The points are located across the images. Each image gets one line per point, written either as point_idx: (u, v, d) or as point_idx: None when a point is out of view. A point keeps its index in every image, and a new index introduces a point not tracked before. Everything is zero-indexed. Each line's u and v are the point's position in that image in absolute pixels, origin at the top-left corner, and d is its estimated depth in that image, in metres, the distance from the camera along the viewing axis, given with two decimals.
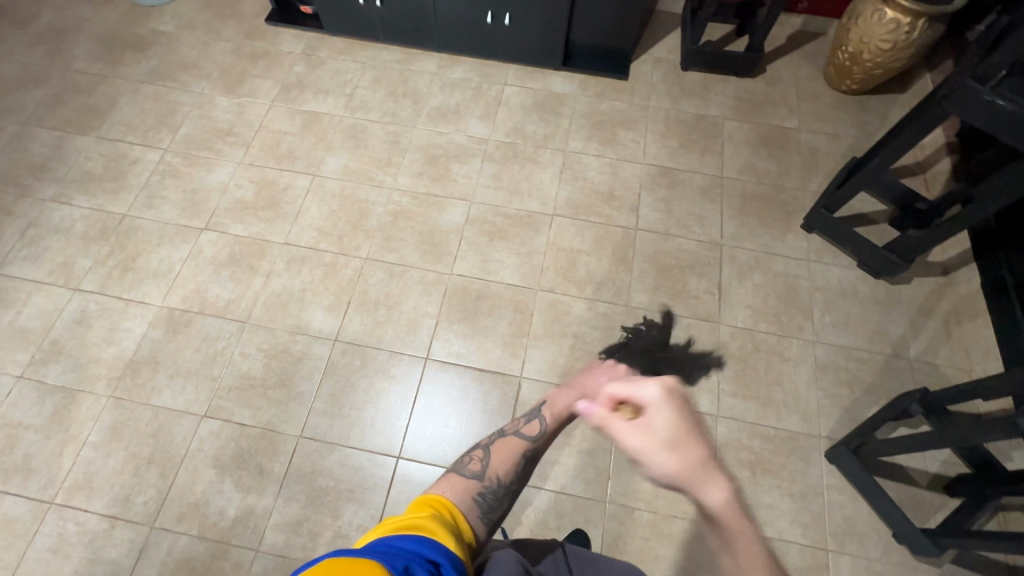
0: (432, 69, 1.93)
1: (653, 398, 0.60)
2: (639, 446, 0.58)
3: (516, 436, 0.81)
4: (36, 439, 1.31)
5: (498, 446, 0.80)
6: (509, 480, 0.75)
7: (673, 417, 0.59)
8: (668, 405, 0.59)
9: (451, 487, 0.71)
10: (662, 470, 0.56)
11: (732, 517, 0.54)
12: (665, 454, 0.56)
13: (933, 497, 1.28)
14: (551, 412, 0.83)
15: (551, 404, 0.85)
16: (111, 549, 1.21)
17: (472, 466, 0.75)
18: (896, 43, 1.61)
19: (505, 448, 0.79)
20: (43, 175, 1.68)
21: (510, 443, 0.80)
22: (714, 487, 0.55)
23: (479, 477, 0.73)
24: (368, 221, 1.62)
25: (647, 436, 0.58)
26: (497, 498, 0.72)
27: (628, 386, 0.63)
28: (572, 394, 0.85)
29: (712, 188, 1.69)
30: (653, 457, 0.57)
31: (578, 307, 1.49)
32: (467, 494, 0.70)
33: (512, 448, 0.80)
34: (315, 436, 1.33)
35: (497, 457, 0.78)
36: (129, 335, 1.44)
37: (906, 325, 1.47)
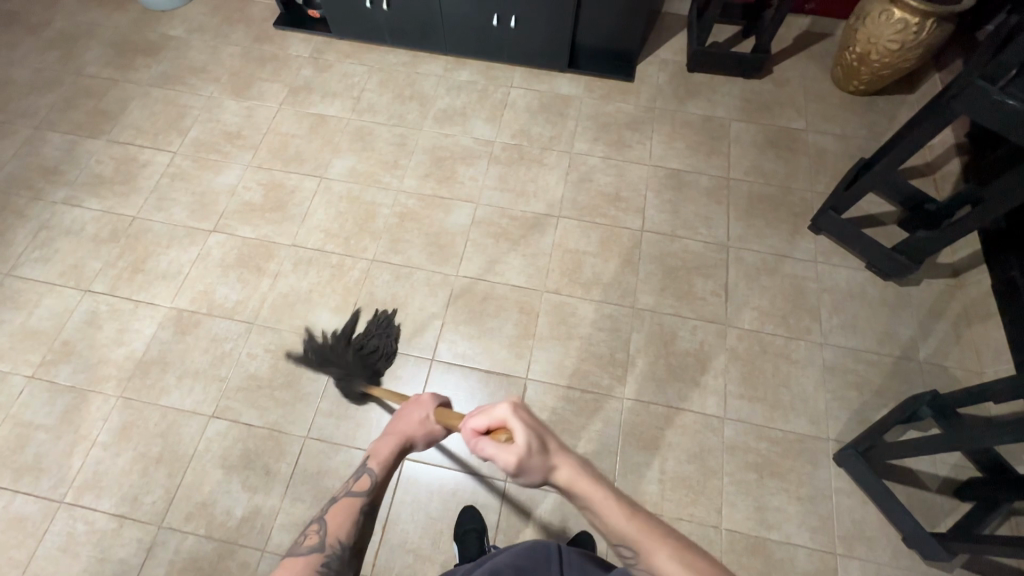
0: (438, 72, 1.94)
1: (505, 414, 0.68)
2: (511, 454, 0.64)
3: (350, 497, 0.79)
4: (47, 438, 1.33)
5: (334, 510, 0.78)
6: (352, 539, 0.75)
7: (531, 428, 0.66)
8: (517, 414, 0.68)
9: (290, 571, 0.68)
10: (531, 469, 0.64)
11: (586, 482, 0.64)
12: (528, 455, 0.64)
13: (944, 501, 1.26)
14: (377, 461, 0.81)
15: (374, 454, 0.83)
16: (120, 548, 1.22)
17: (309, 542, 0.72)
18: (904, 43, 1.60)
19: (343, 510, 0.78)
20: (55, 178, 1.70)
21: (345, 505, 0.78)
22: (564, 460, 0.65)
23: (319, 550, 0.72)
24: (375, 223, 1.63)
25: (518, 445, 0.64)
26: (342, 564, 0.71)
27: (486, 412, 0.70)
28: (394, 438, 0.84)
29: (718, 189, 1.68)
30: (519, 462, 0.64)
31: (583, 309, 1.49)
32: (309, 570, 0.69)
33: (349, 509, 0.78)
34: (321, 437, 1.33)
35: (335, 522, 0.76)
36: (139, 336, 1.46)
37: (915, 327, 1.46)
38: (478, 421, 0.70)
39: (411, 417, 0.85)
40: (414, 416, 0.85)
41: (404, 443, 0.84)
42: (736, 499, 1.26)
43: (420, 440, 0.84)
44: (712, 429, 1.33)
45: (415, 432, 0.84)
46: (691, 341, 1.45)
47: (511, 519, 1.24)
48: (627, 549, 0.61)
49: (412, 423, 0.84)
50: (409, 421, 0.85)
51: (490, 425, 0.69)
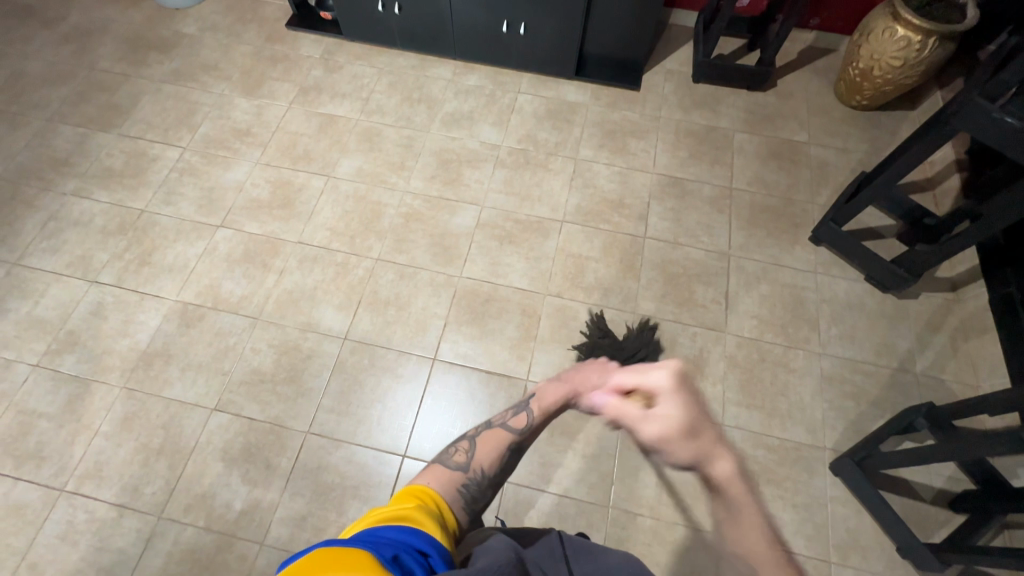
0: (447, 76, 1.96)
1: (661, 384, 0.70)
2: (663, 413, 0.67)
3: (503, 427, 0.80)
4: (49, 427, 1.34)
5: (485, 435, 0.79)
6: (494, 471, 0.75)
7: (688, 408, 0.67)
8: (679, 389, 0.68)
9: (434, 478, 0.70)
10: (675, 446, 0.64)
11: (735, 485, 0.60)
12: (674, 429, 0.65)
13: (938, 512, 1.27)
14: (540, 404, 0.83)
15: (538, 397, 0.84)
16: (119, 538, 1.22)
17: (457, 458, 0.74)
18: (906, 60, 1.63)
19: (492, 438, 0.79)
20: (66, 169, 1.72)
21: (497, 435, 0.79)
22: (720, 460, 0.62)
23: (463, 469, 0.73)
24: (381, 222, 1.64)
25: (667, 419, 0.67)
26: (481, 491, 0.71)
27: (639, 376, 0.74)
28: (563, 386, 0.85)
29: (721, 198, 1.70)
30: (664, 432, 0.66)
31: (585, 312, 1.50)
32: (452, 484, 0.69)
33: (500, 439, 0.79)
34: (322, 432, 1.34)
35: (484, 448, 0.77)
36: (143, 328, 1.47)
37: (913, 339, 1.48)
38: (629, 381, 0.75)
39: (589, 377, 0.84)
40: (591, 375, 0.84)
41: (570, 395, 0.84)
42: None
43: (586, 400, 0.83)
44: None
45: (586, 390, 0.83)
46: (691, 347, 1.46)
47: (510, 518, 1.25)
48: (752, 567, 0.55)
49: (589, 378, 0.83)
50: (584, 378, 0.85)
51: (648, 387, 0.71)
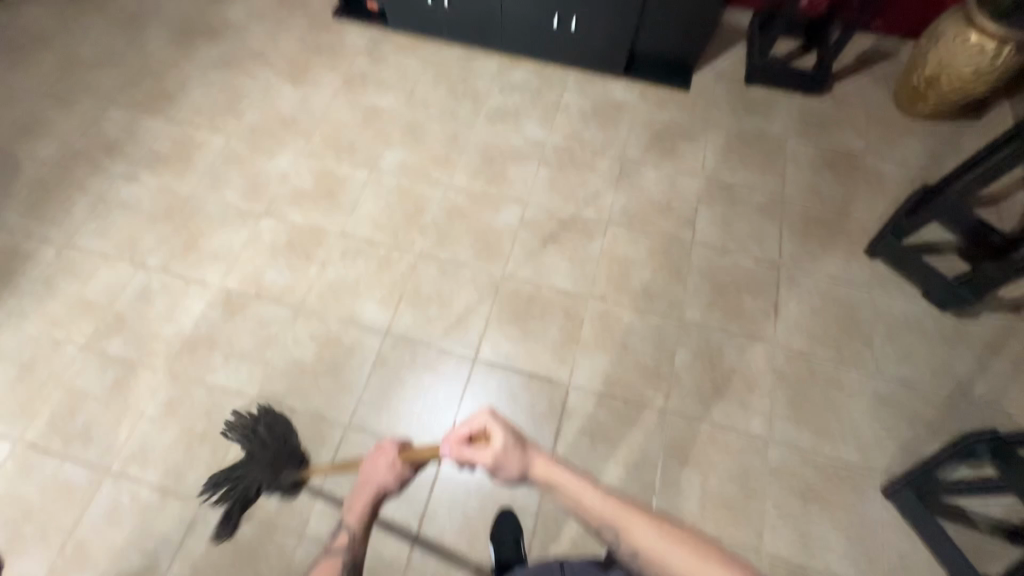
0: (492, 70, 1.93)
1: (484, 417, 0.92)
2: (493, 451, 0.87)
3: (336, 553, 0.94)
4: (96, 407, 1.35)
5: (322, 564, 0.93)
6: None
7: (508, 428, 0.89)
8: (498, 421, 0.90)
9: None
10: (511, 462, 0.85)
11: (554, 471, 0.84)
12: (510, 452, 0.86)
13: (996, 544, 1.22)
14: (352, 516, 0.99)
15: (349, 511, 1.00)
16: (162, 522, 1.24)
17: None
18: (979, 68, 1.56)
19: (327, 567, 0.92)
20: (115, 152, 1.74)
21: (334, 561, 0.93)
22: (539, 459, 0.86)
23: None
24: (424, 218, 1.63)
25: (501, 446, 0.86)
26: None
27: (469, 421, 0.93)
28: (366, 493, 1.01)
29: (772, 206, 1.65)
30: (501, 455, 0.86)
31: (629, 318, 1.47)
32: None
33: (334, 564, 0.92)
34: (362, 428, 1.34)
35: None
36: (188, 314, 1.48)
37: (973, 361, 1.42)
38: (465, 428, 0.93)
39: (376, 471, 1.03)
40: (380, 469, 1.03)
41: (378, 495, 1.02)
42: (778, 525, 1.24)
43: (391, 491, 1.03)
44: (756, 451, 1.31)
45: (387, 485, 1.01)
46: (738, 358, 1.42)
47: (548, 524, 1.24)
48: (603, 522, 0.78)
49: (380, 475, 1.01)
50: (376, 474, 1.02)
51: (475, 430, 0.92)
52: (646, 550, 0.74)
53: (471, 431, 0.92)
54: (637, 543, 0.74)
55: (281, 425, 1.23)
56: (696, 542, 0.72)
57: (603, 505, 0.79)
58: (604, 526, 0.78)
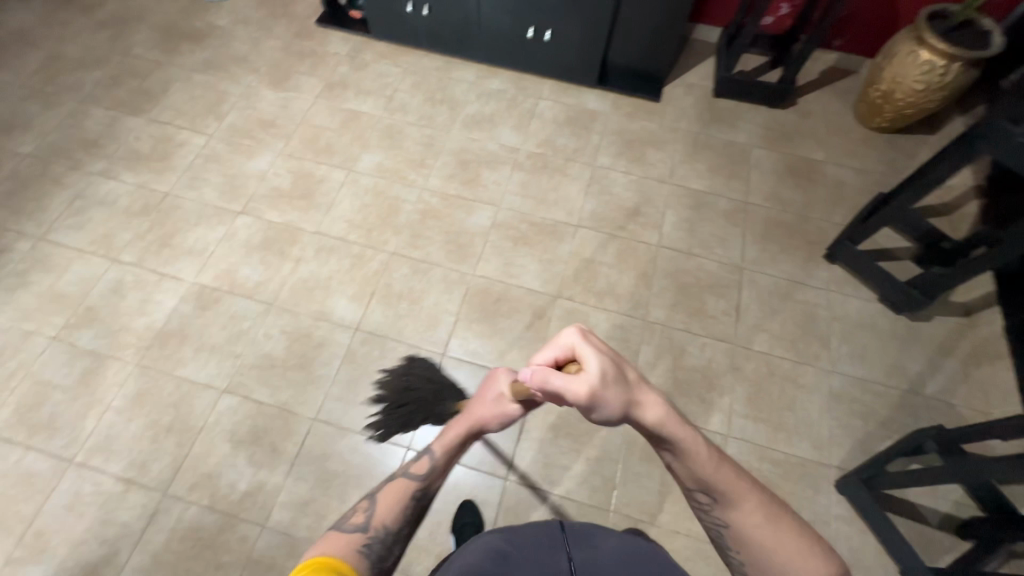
0: (470, 79, 1.99)
1: (574, 340, 0.70)
2: (590, 383, 0.65)
3: (406, 477, 0.81)
4: (63, 398, 1.36)
5: (388, 488, 0.81)
6: (400, 523, 0.76)
7: (610, 357, 0.69)
8: (593, 343, 0.69)
9: (332, 544, 0.70)
10: (611, 402, 0.66)
11: (672, 427, 0.69)
12: (610, 388, 0.66)
13: (944, 537, 1.26)
14: (441, 443, 0.85)
15: (439, 437, 0.87)
16: (124, 512, 1.24)
17: (355, 520, 0.74)
18: (929, 84, 1.64)
19: (393, 492, 0.80)
20: (95, 150, 1.76)
21: (400, 484, 0.81)
22: (650, 399, 0.68)
23: (363, 528, 0.73)
24: (398, 218, 1.66)
25: (600, 381, 0.66)
26: (388, 545, 0.73)
27: (554, 344, 0.72)
28: (465, 423, 0.88)
29: (736, 212, 1.71)
30: (600, 393, 0.65)
31: (595, 317, 1.51)
32: (352, 545, 0.70)
33: (403, 488, 0.80)
34: (329, 420, 1.35)
35: (385, 504, 0.78)
36: (160, 308, 1.49)
37: (925, 361, 1.47)
38: (548, 354, 0.72)
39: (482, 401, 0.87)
40: (488, 399, 0.87)
41: (474, 427, 0.87)
42: None
43: (493, 424, 0.86)
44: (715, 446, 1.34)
45: (488, 420, 0.86)
46: (700, 357, 1.46)
47: (510, 516, 1.26)
48: (706, 491, 0.72)
49: (485, 407, 0.86)
50: (481, 406, 0.87)
51: (563, 355, 0.71)
52: (751, 523, 0.71)
53: (558, 357, 0.72)
54: (743, 521, 0.71)
55: (424, 369, 1.28)
56: (795, 525, 0.70)
57: (713, 475, 0.72)
58: (705, 492, 0.72)
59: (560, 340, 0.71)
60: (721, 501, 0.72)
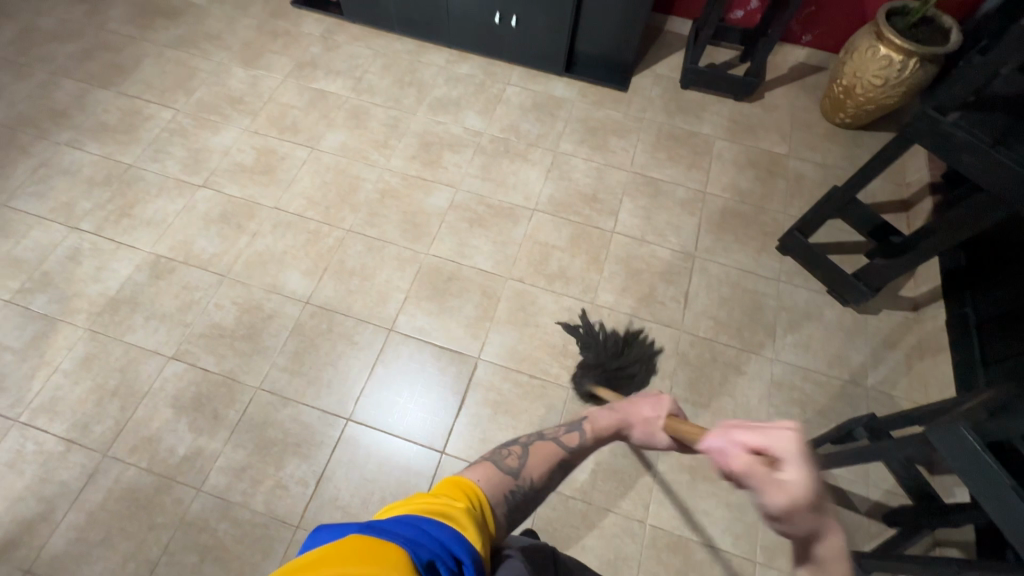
0: (440, 63, 2.01)
1: (789, 446, 0.56)
2: (784, 490, 0.52)
3: (555, 442, 0.77)
4: (12, 359, 1.38)
5: (539, 445, 0.76)
6: (543, 484, 0.71)
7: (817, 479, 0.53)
8: (805, 457, 0.55)
9: (484, 476, 0.66)
10: (793, 519, 0.51)
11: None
12: (806, 510, 0.51)
13: (871, 524, 1.27)
14: (594, 427, 0.79)
15: (592, 419, 0.81)
16: (64, 471, 1.26)
17: (509, 462, 0.70)
18: (887, 79, 1.64)
19: (545, 450, 0.74)
20: (62, 120, 1.78)
21: (549, 448, 0.75)
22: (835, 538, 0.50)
23: (515, 473, 0.69)
24: (357, 196, 1.68)
25: (797, 497, 0.51)
26: (529, 500, 0.68)
27: (762, 435, 0.60)
28: (615, 417, 0.82)
29: (694, 201, 1.72)
30: (788, 504, 0.51)
31: (544, 299, 1.52)
32: (500, 488, 0.65)
33: (551, 451, 0.75)
34: (272, 390, 1.37)
35: (536, 457, 0.73)
36: (114, 275, 1.51)
37: (868, 353, 1.48)
38: (754, 439, 0.60)
39: (640, 410, 0.84)
40: (645, 411, 0.83)
41: (620, 426, 0.82)
42: (665, 498, 1.28)
43: (638, 435, 0.82)
44: None
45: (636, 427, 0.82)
46: None
47: None
48: None
49: (640, 415, 0.83)
50: (639, 413, 0.83)
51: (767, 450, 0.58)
52: None
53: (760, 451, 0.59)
54: None
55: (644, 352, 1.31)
56: None
57: None
58: None
59: (767, 428, 0.60)
60: None
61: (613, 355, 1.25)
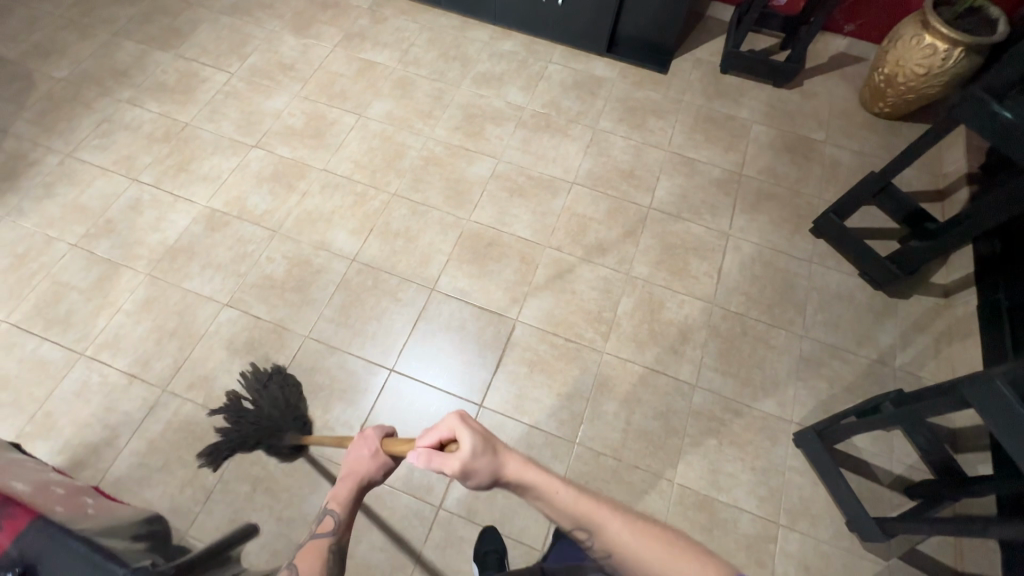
0: (484, 39, 2.05)
1: (453, 425, 0.72)
2: (460, 460, 0.69)
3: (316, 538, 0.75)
4: (79, 298, 1.47)
5: (302, 554, 0.73)
6: None
7: (479, 431, 0.71)
8: (468, 424, 0.72)
9: None
10: (482, 468, 0.70)
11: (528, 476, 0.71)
12: (485, 458, 0.70)
13: (894, 496, 1.31)
14: (336, 501, 0.78)
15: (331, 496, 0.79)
16: (126, 402, 1.34)
17: None
18: (930, 69, 1.66)
19: (308, 553, 0.73)
20: (124, 80, 1.86)
21: (315, 547, 0.74)
22: (512, 459, 0.71)
23: None
24: (402, 162, 1.74)
25: (471, 454, 0.69)
26: None
27: (435, 429, 0.73)
28: (349, 482, 0.80)
29: (729, 182, 1.75)
30: (472, 465, 0.69)
31: (580, 267, 1.57)
32: None
33: (317, 550, 0.74)
34: (320, 338, 1.44)
35: (304, 564, 0.71)
36: (173, 226, 1.59)
37: (897, 335, 1.51)
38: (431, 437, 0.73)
39: (357, 457, 0.82)
40: (360, 454, 0.82)
41: (361, 484, 0.80)
42: (693, 459, 1.33)
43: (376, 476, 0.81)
44: (682, 392, 1.41)
45: (375, 472, 0.81)
46: (677, 312, 1.52)
47: None
48: (579, 526, 0.69)
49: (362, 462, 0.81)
50: (362, 463, 0.81)
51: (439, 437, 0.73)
52: (622, 546, 0.67)
53: (440, 438, 0.73)
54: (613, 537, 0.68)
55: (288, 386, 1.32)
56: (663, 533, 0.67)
57: (571, 504, 0.70)
58: (579, 527, 0.69)
59: (443, 423, 0.73)
60: (590, 529, 0.69)
61: (275, 409, 1.27)
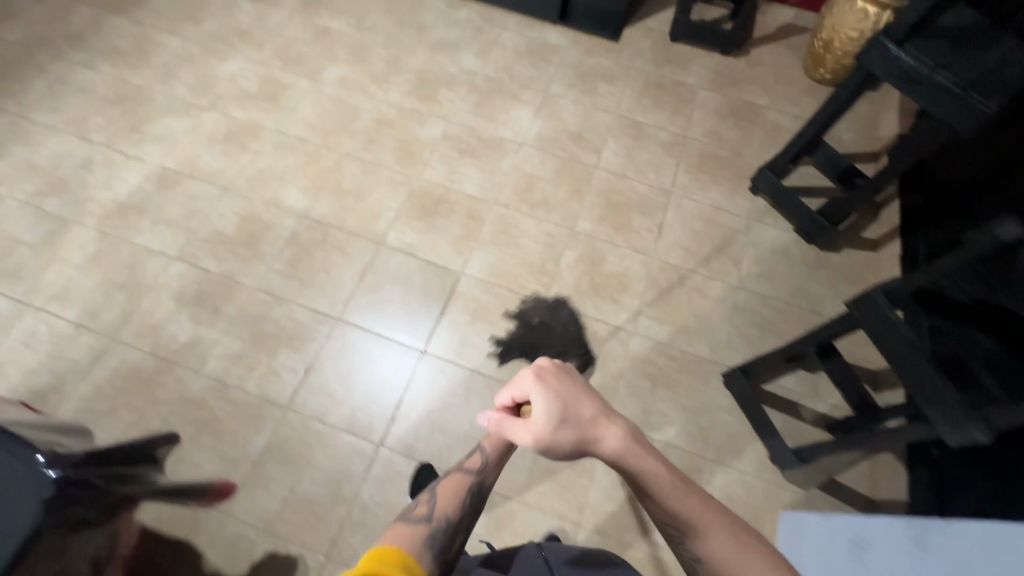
0: (440, 7, 2.08)
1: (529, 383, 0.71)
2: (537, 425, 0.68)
3: (461, 472, 0.83)
4: (28, 252, 1.49)
5: (443, 486, 0.80)
6: (459, 517, 0.75)
7: (560, 397, 0.69)
8: (548, 384, 0.70)
9: (399, 533, 0.69)
10: (563, 438, 0.66)
11: (629, 460, 0.65)
12: (562, 428, 0.67)
13: (815, 432, 1.38)
14: (491, 442, 0.86)
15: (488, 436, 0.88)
16: (74, 350, 1.37)
17: (419, 511, 0.74)
18: (863, 32, 1.73)
19: (453, 482, 0.81)
20: (77, 43, 1.87)
21: (456, 479, 0.81)
22: (609, 431, 0.67)
23: (426, 519, 0.73)
24: (356, 124, 1.77)
25: (547, 422, 0.67)
26: (450, 533, 0.72)
27: (511, 387, 0.74)
28: None
29: (674, 144, 1.81)
30: (548, 435, 0.67)
31: (526, 223, 1.62)
32: (418, 537, 0.69)
33: (458, 484, 0.81)
34: (268, 290, 1.48)
35: (445, 495, 0.78)
36: (124, 184, 1.61)
37: (827, 286, 1.58)
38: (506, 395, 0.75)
39: None
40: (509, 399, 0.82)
41: None
42: (626, 400, 1.38)
43: None
44: (619, 339, 1.46)
45: None
46: (618, 265, 1.57)
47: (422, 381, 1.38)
48: (676, 527, 0.64)
49: None
50: None
51: (520, 395, 0.74)
52: (722, 562, 0.61)
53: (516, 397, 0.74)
54: (714, 549, 0.62)
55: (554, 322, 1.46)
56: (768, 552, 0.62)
57: (672, 498, 0.65)
58: (678, 528, 0.64)
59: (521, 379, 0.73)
60: (689, 531, 0.64)
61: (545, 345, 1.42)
